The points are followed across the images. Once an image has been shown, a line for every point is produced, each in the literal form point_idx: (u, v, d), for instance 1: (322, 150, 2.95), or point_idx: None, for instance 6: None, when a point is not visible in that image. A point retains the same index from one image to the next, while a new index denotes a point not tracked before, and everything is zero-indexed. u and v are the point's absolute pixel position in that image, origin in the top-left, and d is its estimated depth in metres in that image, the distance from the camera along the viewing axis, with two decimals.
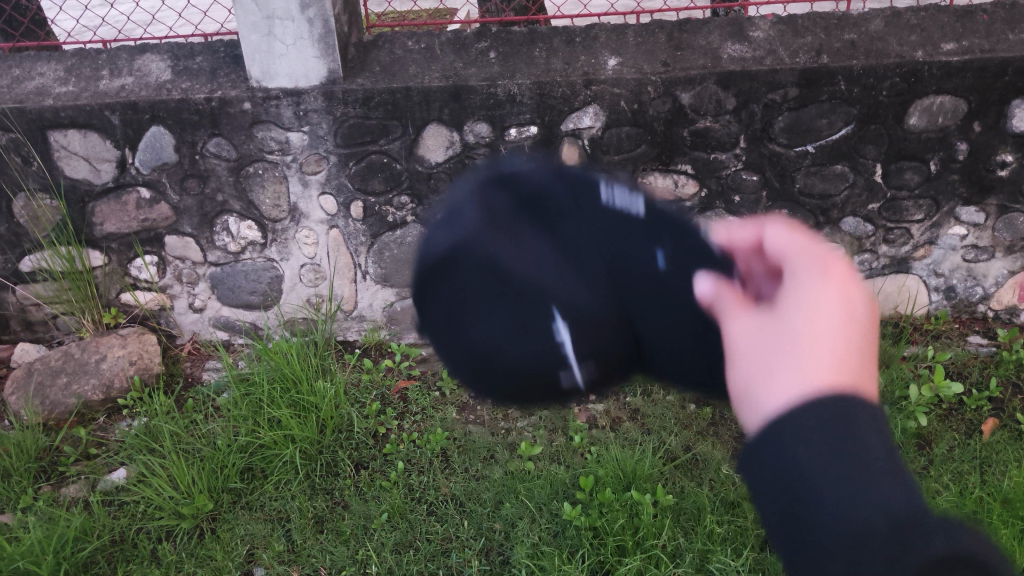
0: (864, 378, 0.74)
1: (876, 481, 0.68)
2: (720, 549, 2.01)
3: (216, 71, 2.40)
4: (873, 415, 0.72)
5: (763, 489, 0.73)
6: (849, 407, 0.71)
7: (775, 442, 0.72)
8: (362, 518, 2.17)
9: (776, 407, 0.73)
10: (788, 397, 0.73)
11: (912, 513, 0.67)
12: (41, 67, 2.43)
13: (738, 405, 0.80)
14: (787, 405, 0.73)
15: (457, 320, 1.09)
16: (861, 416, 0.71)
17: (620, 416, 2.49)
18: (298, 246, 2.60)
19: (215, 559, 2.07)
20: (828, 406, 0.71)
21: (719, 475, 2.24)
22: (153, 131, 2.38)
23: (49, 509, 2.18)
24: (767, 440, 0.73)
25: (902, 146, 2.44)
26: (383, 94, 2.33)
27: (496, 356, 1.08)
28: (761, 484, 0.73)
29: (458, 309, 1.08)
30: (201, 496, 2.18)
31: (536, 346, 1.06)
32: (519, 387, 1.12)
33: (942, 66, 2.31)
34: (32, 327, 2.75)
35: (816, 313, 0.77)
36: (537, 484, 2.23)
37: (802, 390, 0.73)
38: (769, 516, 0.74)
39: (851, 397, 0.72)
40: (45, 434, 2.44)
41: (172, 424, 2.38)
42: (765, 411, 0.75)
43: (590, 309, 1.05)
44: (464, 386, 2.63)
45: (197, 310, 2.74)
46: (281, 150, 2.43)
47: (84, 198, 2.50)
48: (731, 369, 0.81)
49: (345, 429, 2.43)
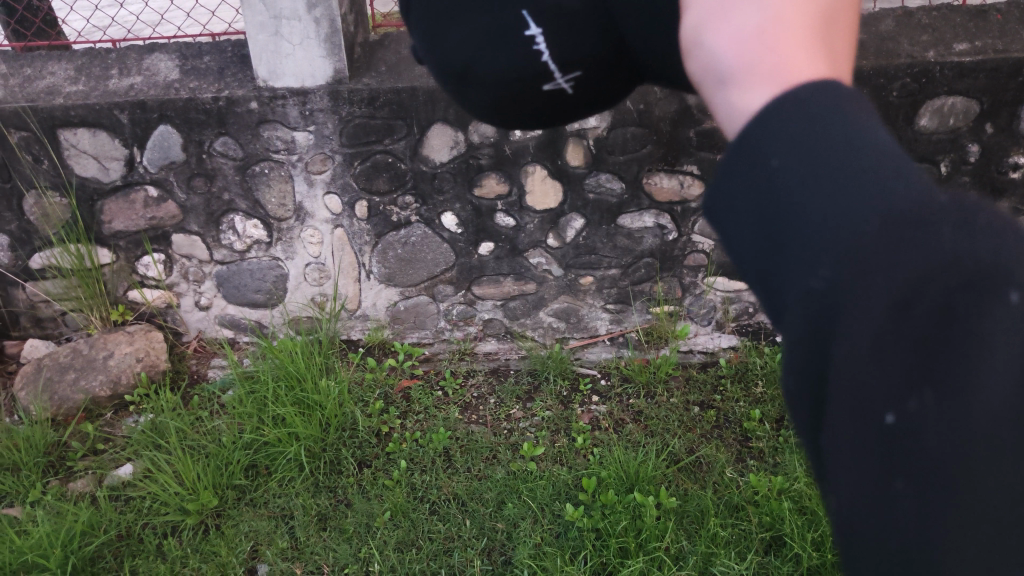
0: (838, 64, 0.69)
1: (872, 161, 0.60)
2: (724, 552, 2.00)
3: (223, 71, 2.41)
4: (861, 104, 0.66)
5: (739, 200, 0.66)
6: (834, 94, 0.64)
7: (754, 130, 0.65)
8: (365, 516, 2.18)
9: (729, 57, 0.68)
10: (745, 38, 0.67)
11: (955, 205, 0.55)
12: (52, 67, 2.47)
13: (688, 61, 0.74)
14: (775, 94, 0.66)
15: (444, 15, 1.01)
16: (851, 107, 0.64)
17: (623, 418, 2.49)
18: (302, 246, 2.62)
19: (219, 555, 2.09)
20: (813, 93, 0.64)
21: (723, 478, 2.24)
22: (161, 130, 2.40)
23: (56, 503, 2.21)
24: (744, 145, 0.66)
25: (912, 147, 2.41)
26: (388, 94, 2.33)
27: (471, 63, 0.99)
28: (733, 203, 0.67)
29: (448, 4, 1.00)
30: (205, 492, 2.20)
31: (513, 54, 0.96)
32: (501, 103, 1.03)
33: (954, 67, 2.28)
34: (41, 323, 2.78)
35: None
36: (539, 485, 2.23)
37: (767, 33, 0.67)
38: (744, 265, 0.67)
39: (836, 83, 0.65)
40: (54, 429, 2.48)
41: (178, 421, 2.40)
42: (717, 61, 0.70)
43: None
44: (466, 386, 2.64)
45: (203, 308, 2.77)
46: (286, 150, 2.44)
47: (93, 196, 2.53)
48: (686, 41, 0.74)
49: (349, 427, 2.43)
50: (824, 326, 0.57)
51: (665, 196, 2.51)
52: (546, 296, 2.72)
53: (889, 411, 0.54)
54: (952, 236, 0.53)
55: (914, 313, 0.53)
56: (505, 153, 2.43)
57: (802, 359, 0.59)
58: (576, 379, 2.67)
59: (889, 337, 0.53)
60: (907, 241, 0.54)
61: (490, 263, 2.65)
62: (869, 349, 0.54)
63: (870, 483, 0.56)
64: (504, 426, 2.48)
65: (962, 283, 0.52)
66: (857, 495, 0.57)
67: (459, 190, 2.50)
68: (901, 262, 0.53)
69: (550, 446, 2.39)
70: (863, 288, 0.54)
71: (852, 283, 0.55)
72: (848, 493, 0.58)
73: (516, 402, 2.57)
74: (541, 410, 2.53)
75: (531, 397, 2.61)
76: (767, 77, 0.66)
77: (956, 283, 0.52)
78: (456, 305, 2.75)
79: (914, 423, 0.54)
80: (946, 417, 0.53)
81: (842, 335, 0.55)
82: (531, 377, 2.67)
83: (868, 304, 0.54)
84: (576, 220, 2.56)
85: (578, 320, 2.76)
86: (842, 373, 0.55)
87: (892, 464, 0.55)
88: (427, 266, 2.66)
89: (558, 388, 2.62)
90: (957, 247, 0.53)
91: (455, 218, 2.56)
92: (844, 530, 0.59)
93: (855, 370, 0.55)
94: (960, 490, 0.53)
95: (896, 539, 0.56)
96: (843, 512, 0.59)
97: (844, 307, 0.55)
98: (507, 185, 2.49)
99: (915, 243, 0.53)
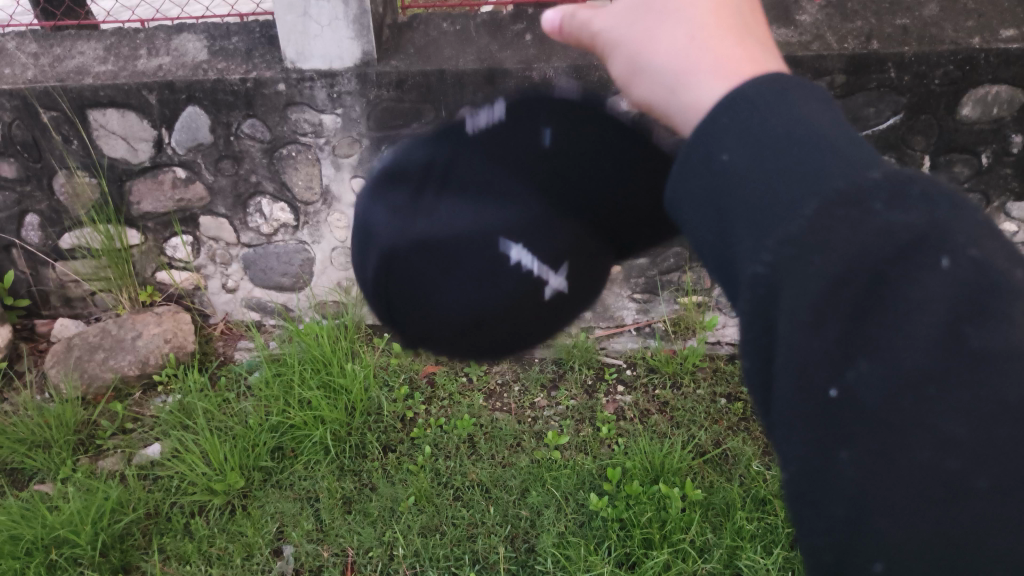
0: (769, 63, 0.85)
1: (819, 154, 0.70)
2: (749, 545, 2.00)
3: (251, 52, 2.39)
4: (809, 105, 0.76)
5: (702, 203, 0.78)
6: (780, 98, 0.77)
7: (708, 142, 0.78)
8: (390, 500, 2.19)
9: (681, 99, 0.86)
10: (690, 80, 0.85)
11: (891, 183, 0.64)
12: (81, 46, 2.46)
13: (632, 87, 0.94)
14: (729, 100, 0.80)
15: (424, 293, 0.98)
16: (795, 110, 0.75)
17: (648, 408, 2.48)
18: (329, 230, 2.61)
19: (245, 535, 2.12)
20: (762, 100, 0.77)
21: (750, 471, 2.21)
22: (189, 112, 2.39)
23: (87, 481, 2.24)
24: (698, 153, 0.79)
25: (953, 137, 2.34)
26: (417, 76, 2.30)
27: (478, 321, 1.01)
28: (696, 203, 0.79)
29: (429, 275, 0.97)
30: (232, 473, 2.22)
31: (507, 287, 0.98)
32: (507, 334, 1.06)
33: (1000, 54, 2.20)
34: (71, 303, 2.82)
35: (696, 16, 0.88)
36: (563, 473, 2.22)
37: (702, 71, 0.84)
38: (714, 263, 0.79)
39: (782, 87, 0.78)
40: (84, 408, 2.51)
41: (206, 401, 2.42)
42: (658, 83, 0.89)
43: (529, 210, 0.98)
44: (490, 373, 2.64)
45: (230, 290, 2.78)
46: (314, 133, 2.42)
47: (122, 176, 2.53)
48: (642, 86, 0.92)
49: (374, 412, 2.44)
50: (767, 305, 0.66)
51: None
52: None
53: (832, 387, 0.61)
54: (885, 211, 0.62)
55: (851, 283, 0.61)
56: None
57: (751, 340, 0.68)
58: (601, 368, 2.66)
59: (832, 308, 0.61)
60: (841, 219, 0.63)
61: None
62: (812, 321, 0.61)
63: (815, 459, 0.63)
64: (528, 414, 2.47)
65: (897, 253, 0.60)
66: (805, 466, 0.64)
67: None
68: (835, 237, 0.62)
69: (574, 435, 2.38)
70: (803, 265, 0.63)
71: (790, 260, 0.64)
72: (798, 465, 0.65)
73: (540, 390, 2.56)
74: (566, 399, 2.52)
75: (555, 385, 2.60)
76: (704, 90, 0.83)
77: (892, 254, 0.60)
78: None
79: (856, 394, 0.60)
80: (885, 382, 0.59)
81: (785, 308, 0.64)
82: (555, 365, 2.65)
83: (810, 280, 0.62)
84: None
85: (604, 309, 2.72)
86: (788, 348, 0.63)
87: (838, 438, 0.62)
88: None
89: (583, 376, 2.61)
90: (890, 219, 0.62)
91: None
92: (798, 498, 0.66)
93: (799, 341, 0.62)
94: (896, 457, 0.59)
95: (840, 508, 0.62)
96: (796, 486, 0.66)
97: (781, 280, 0.65)
98: None
99: (849, 218, 0.63)
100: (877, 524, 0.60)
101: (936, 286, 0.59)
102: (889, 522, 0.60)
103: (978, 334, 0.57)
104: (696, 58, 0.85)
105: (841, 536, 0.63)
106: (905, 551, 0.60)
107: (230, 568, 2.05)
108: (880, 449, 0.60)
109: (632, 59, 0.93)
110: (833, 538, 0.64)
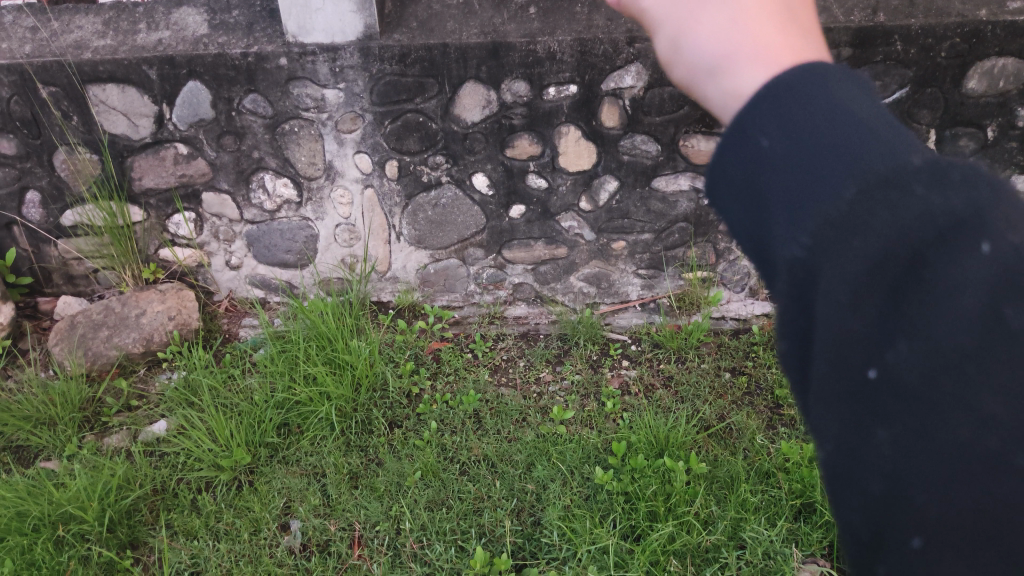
0: (813, 47, 0.82)
1: (860, 137, 0.71)
2: (754, 518, 2.01)
3: (252, 26, 2.37)
4: (847, 87, 0.77)
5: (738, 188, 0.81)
6: (818, 76, 0.77)
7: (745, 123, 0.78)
8: (396, 475, 2.20)
9: (720, 88, 0.83)
10: (732, 65, 0.82)
11: (931, 169, 0.67)
12: (80, 21, 2.43)
13: (672, 66, 0.89)
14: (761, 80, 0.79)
15: None
16: (833, 90, 0.76)
17: (653, 383, 2.49)
18: (332, 206, 2.60)
19: (252, 510, 2.12)
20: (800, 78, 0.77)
21: (755, 445, 2.23)
22: (190, 87, 2.37)
23: (93, 457, 2.25)
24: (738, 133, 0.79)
25: (958, 111, 2.33)
26: (420, 51, 2.27)
27: None
28: (731, 184, 0.80)
29: None
30: (238, 449, 2.23)
31: None
32: None
33: (1007, 26, 2.18)
34: (74, 281, 2.81)
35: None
36: (569, 447, 2.23)
37: (744, 55, 0.81)
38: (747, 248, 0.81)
39: (827, 74, 0.78)
40: (89, 385, 2.51)
41: (211, 378, 2.43)
42: (702, 68, 0.84)
43: None
44: (496, 349, 2.64)
45: (233, 268, 2.78)
46: (316, 108, 2.40)
47: (123, 153, 2.51)
48: (678, 69, 0.88)
49: (380, 387, 2.44)
50: (803, 285, 0.69)
51: (701, 159, 2.46)
52: (577, 261, 2.70)
53: (871, 367, 0.64)
54: (925, 193, 0.65)
55: (891, 262, 0.64)
56: (539, 112, 2.38)
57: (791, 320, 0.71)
58: (606, 344, 2.66)
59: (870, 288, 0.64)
60: (881, 201, 0.66)
61: (521, 227, 2.63)
62: (850, 300, 0.64)
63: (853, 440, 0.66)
64: (533, 389, 2.48)
65: (936, 235, 0.63)
66: (843, 446, 0.67)
67: (490, 150, 2.46)
68: (876, 221, 0.65)
69: (579, 410, 2.39)
70: (842, 246, 0.66)
71: (829, 241, 0.67)
72: (835, 447, 0.68)
73: (545, 365, 2.56)
74: (571, 374, 2.53)
75: (560, 360, 2.60)
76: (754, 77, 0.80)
77: (931, 235, 0.63)
78: (486, 269, 2.74)
79: (896, 374, 0.63)
80: (925, 361, 0.61)
81: (824, 290, 0.66)
82: (561, 341, 2.67)
83: (850, 259, 0.65)
84: (609, 182, 2.51)
85: (609, 285, 2.75)
86: (828, 328, 0.66)
87: (875, 418, 0.65)
88: (458, 229, 2.64)
89: (588, 352, 2.61)
90: (931, 201, 0.64)
91: (486, 179, 2.52)
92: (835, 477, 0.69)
93: (836, 322, 0.65)
94: (933, 436, 0.61)
95: (877, 486, 0.65)
96: (832, 464, 0.69)
97: (819, 263, 0.67)
98: (540, 146, 2.44)
99: (888, 201, 0.65)
100: (913, 504, 0.63)
101: (976, 265, 0.61)
102: (927, 497, 0.62)
103: (1017, 313, 0.59)
104: (742, 39, 0.81)
105: (878, 512, 0.66)
106: (945, 528, 0.61)
107: (238, 542, 2.06)
108: (918, 426, 0.62)
109: (667, 36, 0.88)
110: (870, 521, 0.67)
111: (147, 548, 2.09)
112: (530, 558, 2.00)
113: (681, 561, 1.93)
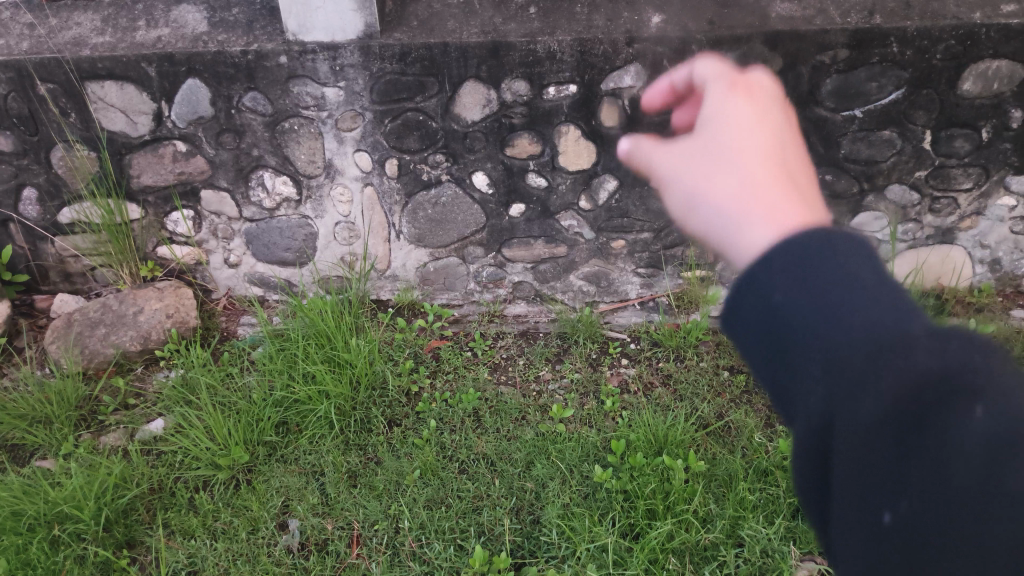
0: (810, 202, 1.00)
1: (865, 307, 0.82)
2: (752, 515, 2.01)
3: (252, 24, 2.37)
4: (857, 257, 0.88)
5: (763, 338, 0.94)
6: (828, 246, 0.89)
7: (759, 274, 0.92)
8: (395, 474, 2.19)
9: (732, 241, 0.99)
10: (738, 223, 0.98)
11: (933, 336, 0.75)
12: (78, 18, 2.43)
13: (689, 223, 1.07)
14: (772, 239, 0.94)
15: None
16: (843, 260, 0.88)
17: (652, 381, 2.49)
18: (332, 204, 2.60)
19: (250, 510, 2.11)
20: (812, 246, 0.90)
21: (753, 443, 2.24)
22: (189, 84, 2.36)
23: (89, 456, 2.23)
24: (753, 285, 0.92)
25: (954, 113, 2.35)
26: (420, 49, 2.28)
27: None
28: (755, 334, 0.93)
29: None
30: (236, 448, 2.21)
31: None
32: None
33: (1001, 29, 2.20)
34: (70, 278, 2.79)
35: (746, 163, 1.04)
36: (568, 446, 2.24)
37: (752, 216, 0.98)
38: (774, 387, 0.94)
39: (830, 236, 0.91)
40: (86, 383, 2.49)
41: (209, 376, 2.42)
42: (716, 222, 1.02)
43: None
44: (495, 347, 2.64)
45: (232, 265, 2.77)
46: (316, 106, 2.40)
47: (121, 150, 2.50)
48: (693, 223, 1.06)
49: (379, 386, 2.43)
50: (820, 435, 0.82)
51: None
52: (577, 260, 2.71)
53: (884, 512, 0.76)
54: (922, 357, 0.74)
55: (891, 421, 0.73)
56: (539, 111, 2.39)
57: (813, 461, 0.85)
58: (605, 343, 2.66)
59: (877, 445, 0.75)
60: (885, 366, 0.76)
61: (521, 226, 2.63)
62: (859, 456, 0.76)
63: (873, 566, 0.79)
64: (533, 388, 2.48)
65: (936, 399, 0.71)
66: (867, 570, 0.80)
67: (490, 149, 2.47)
68: (878, 385, 0.75)
69: (579, 408, 2.39)
70: (849, 405, 0.78)
71: (840, 402, 0.79)
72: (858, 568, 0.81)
73: (545, 364, 2.57)
74: (571, 372, 2.53)
75: (559, 358, 2.61)
76: (757, 223, 0.97)
77: (931, 403, 0.72)
78: (486, 267, 2.75)
79: (907, 522, 0.74)
80: (926, 513, 0.73)
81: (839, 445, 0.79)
82: (560, 340, 2.67)
83: (857, 420, 0.76)
84: (608, 181, 2.52)
85: (608, 284, 2.76)
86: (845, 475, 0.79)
87: (890, 550, 0.77)
88: (457, 227, 2.64)
89: (588, 350, 2.62)
90: (923, 364, 0.73)
91: (486, 178, 2.52)
92: None
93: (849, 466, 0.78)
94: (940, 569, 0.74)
95: None
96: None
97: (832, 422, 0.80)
98: (540, 145, 2.45)
99: (891, 366, 0.75)
100: None
101: (968, 431, 0.69)
102: None
103: (1010, 475, 0.68)
104: (750, 205, 0.99)
105: None
106: None
107: (236, 542, 2.05)
108: (927, 562, 0.74)
109: (683, 199, 1.07)
110: None
111: (144, 547, 2.07)
112: (529, 556, 2.00)
113: (679, 560, 1.94)
